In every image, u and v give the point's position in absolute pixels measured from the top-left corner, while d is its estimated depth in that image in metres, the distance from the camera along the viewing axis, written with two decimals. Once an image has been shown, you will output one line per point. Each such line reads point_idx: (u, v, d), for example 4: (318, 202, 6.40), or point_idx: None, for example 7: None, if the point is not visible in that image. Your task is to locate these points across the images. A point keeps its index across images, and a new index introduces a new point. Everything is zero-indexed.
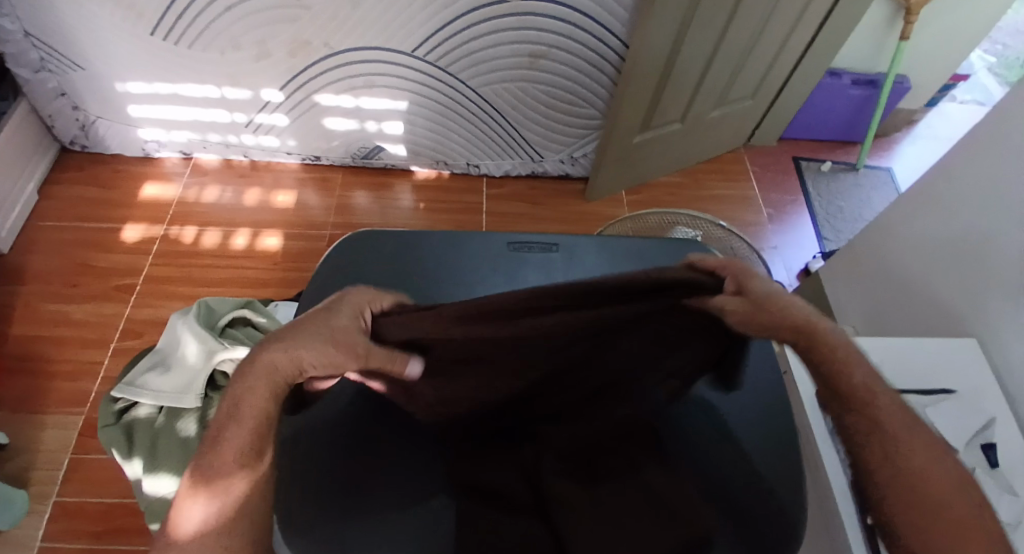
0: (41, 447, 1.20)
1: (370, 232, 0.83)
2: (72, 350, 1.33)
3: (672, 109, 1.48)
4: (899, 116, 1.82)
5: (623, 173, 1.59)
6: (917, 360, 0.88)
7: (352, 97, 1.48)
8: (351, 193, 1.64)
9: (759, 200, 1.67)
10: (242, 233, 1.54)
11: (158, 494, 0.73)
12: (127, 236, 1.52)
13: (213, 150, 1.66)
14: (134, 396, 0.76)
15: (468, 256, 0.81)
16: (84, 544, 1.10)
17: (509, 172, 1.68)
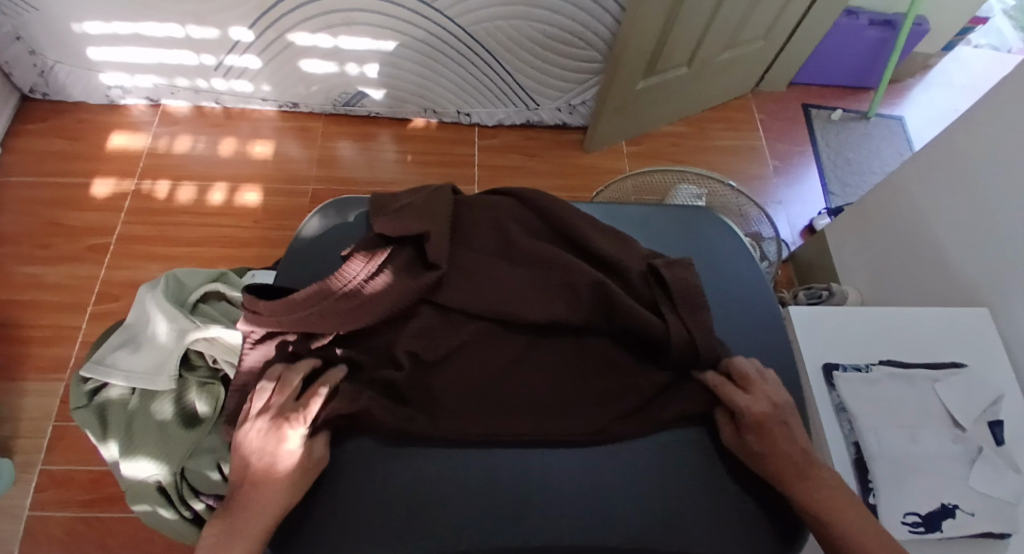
0: (23, 415, 1.17)
1: (351, 199, 0.83)
2: (47, 314, 1.27)
3: (677, 53, 1.38)
4: (914, 61, 1.72)
5: (624, 123, 1.50)
6: (926, 331, 0.84)
7: (330, 37, 1.36)
8: (334, 144, 1.55)
9: (765, 151, 1.60)
10: (219, 188, 1.45)
11: (138, 477, 0.69)
12: (97, 192, 1.43)
13: (182, 97, 1.54)
14: (105, 376, 0.71)
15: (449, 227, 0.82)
16: (75, 511, 1.09)
17: (502, 121, 1.58)
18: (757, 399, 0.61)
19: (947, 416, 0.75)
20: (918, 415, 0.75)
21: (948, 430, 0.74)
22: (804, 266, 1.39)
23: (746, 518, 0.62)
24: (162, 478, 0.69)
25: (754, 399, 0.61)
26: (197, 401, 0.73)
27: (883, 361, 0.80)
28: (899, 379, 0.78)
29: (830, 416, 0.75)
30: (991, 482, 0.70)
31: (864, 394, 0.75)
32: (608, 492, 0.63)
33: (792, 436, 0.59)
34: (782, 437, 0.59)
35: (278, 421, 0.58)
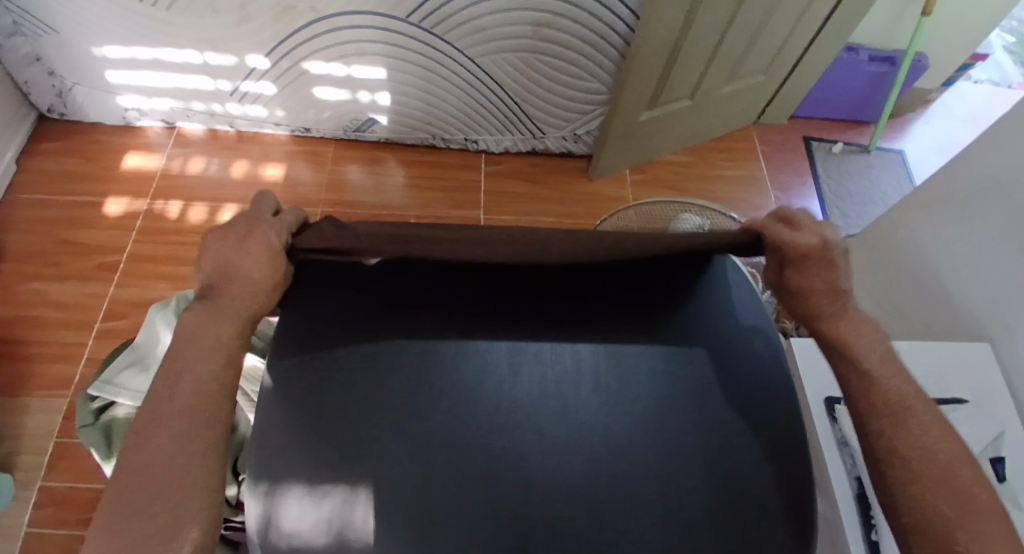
0: (26, 431, 1.17)
1: None
2: (55, 331, 1.29)
3: (681, 85, 1.41)
4: (914, 95, 1.75)
5: (628, 152, 1.53)
6: (929, 365, 0.85)
7: (343, 66, 1.40)
8: (343, 168, 1.58)
9: (767, 181, 1.62)
10: (229, 209, 1.48)
11: None
12: (109, 211, 1.46)
13: (197, 120, 1.58)
14: (114, 396, 0.72)
15: None
16: (73, 530, 1.09)
17: (509, 148, 1.61)
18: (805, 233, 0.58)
19: None
20: None
21: None
22: None
23: (755, 500, 0.57)
24: None
25: (799, 234, 0.58)
26: None
27: None
28: None
29: (833, 450, 0.75)
30: None
31: None
32: (605, 458, 0.58)
33: (835, 278, 0.58)
34: (825, 272, 0.58)
35: (258, 231, 0.56)
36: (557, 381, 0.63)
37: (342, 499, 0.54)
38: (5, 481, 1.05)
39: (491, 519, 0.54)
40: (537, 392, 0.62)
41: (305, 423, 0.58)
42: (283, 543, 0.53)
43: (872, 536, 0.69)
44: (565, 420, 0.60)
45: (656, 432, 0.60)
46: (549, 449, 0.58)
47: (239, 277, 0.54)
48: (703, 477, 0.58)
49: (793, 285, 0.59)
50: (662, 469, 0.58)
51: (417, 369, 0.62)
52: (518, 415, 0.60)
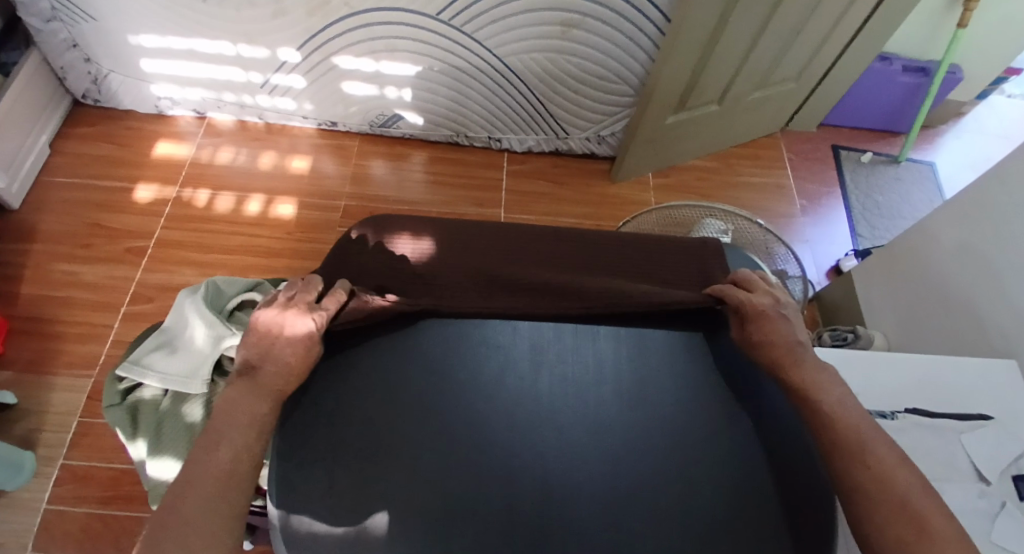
0: (52, 408, 1.20)
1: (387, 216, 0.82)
2: (83, 312, 1.32)
3: (708, 90, 1.40)
4: (947, 107, 1.72)
5: (652, 156, 1.52)
6: (955, 382, 0.83)
7: (372, 61, 1.41)
8: (367, 162, 1.59)
9: (792, 189, 1.60)
10: (255, 199, 1.50)
11: (163, 478, 0.71)
12: (139, 197, 1.49)
13: (226, 110, 1.60)
14: (140, 377, 0.73)
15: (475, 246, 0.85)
16: (93, 507, 1.11)
17: (532, 148, 1.61)
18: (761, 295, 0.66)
19: (973, 470, 0.73)
20: (943, 465, 0.74)
21: (973, 485, 0.72)
22: (830, 308, 1.37)
23: (766, 504, 0.58)
24: None
25: (756, 296, 0.66)
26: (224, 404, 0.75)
27: (909, 409, 0.79)
28: (925, 429, 0.76)
29: None
30: (1020, 539, 0.68)
31: None
32: (617, 461, 0.61)
33: (790, 330, 0.63)
34: (777, 327, 0.63)
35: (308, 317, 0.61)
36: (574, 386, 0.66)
37: (367, 487, 0.57)
38: (30, 457, 1.08)
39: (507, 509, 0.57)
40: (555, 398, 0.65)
41: (334, 418, 0.61)
42: (304, 531, 0.55)
43: None
44: (584, 423, 0.63)
45: (677, 434, 0.63)
46: (566, 451, 0.61)
47: (275, 357, 0.58)
48: (713, 481, 0.59)
49: (752, 337, 0.64)
50: (674, 473, 0.60)
51: (442, 370, 0.65)
52: (537, 417, 0.63)
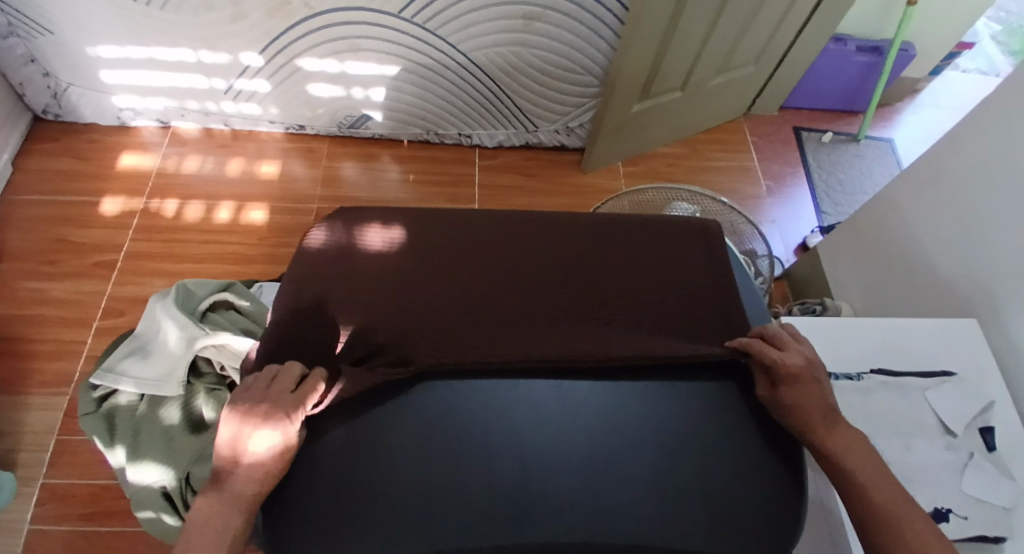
0: (27, 428, 1.18)
1: (356, 209, 0.79)
2: (54, 329, 1.29)
3: (671, 77, 1.43)
4: (903, 85, 1.77)
5: (621, 144, 1.55)
6: (917, 342, 0.86)
7: (336, 62, 1.41)
8: (338, 164, 1.59)
9: (758, 171, 1.64)
10: (225, 206, 1.49)
11: (144, 483, 0.70)
12: (106, 210, 1.46)
13: (191, 118, 1.58)
14: (114, 383, 0.73)
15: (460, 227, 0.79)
16: (75, 525, 1.09)
17: (502, 143, 1.62)
18: (793, 352, 0.63)
19: (938, 423, 0.76)
20: (910, 423, 0.75)
21: (940, 438, 0.74)
22: (799, 283, 1.41)
23: (747, 483, 0.59)
24: (167, 484, 0.70)
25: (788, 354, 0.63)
26: (203, 407, 0.74)
27: (874, 370, 0.82)
28: (891, 388, 0.78)
29: None
30: (984, 487, 0.70)
31: (855, 403, 0.76)
32: (606, 454, 0.60)
33: (824, 395, 0.61)
34: (811, 390, 0.61)
35: (276, 416, 0.56)
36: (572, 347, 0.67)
37: (352, 514, 0.56)
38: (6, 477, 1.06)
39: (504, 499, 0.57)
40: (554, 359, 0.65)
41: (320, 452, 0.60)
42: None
43: None
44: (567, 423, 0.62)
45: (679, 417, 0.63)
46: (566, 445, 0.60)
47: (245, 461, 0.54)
48: (701, 459, 0.60)
49: (785, 400, 0.61)
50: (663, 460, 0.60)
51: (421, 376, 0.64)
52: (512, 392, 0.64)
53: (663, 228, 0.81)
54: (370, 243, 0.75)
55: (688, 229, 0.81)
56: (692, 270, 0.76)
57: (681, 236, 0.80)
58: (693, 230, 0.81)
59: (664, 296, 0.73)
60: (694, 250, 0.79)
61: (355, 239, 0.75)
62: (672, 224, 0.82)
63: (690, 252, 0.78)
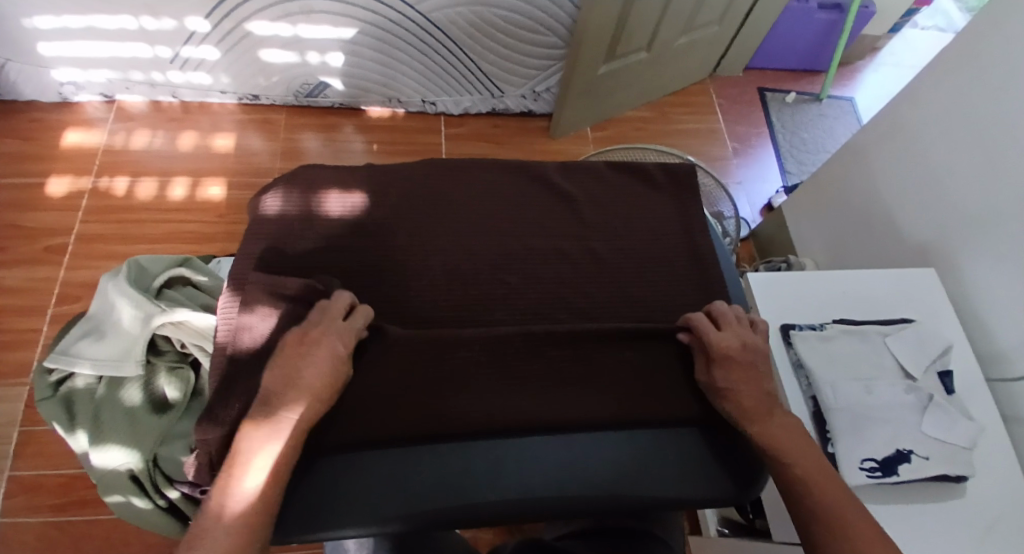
0: None
1: (303, 171, 0.69)
2: (4, 318, 1.23)
3: (637, 37, 1.41)
4: (863, 43, 1.79)
5: (588, 109, 1.53)
6: (878, 292, 0.89)
7: (290, 26, 1.35)
8: (298, 136, 1.53)
9: (724, 133, 1.64)
10: (180, 182, 1.42)
11: (109, 466, 0.68)
12: (52, 190, 1.39)
13: (138, 91, 1.50)
14: (69, 366, 0.70)
15: (427, 179, 0.71)
16: (43, 516, 1.06)
17: (468, 109, 1.59)
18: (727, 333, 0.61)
19: (899, 368, 0.78)
20: (871, 367, 0.77)
21: (901, 381, 0.76)
22: (764, 241, 1.43)
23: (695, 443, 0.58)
24: (134, 467, 0.68)
25: (722, 334, 0.61)
26: (167, 387, 0.71)
27: (837, 320, 0.84)
28: (852, 334, 0.80)
29: (789, 374, 0.79)
30: (944, 428, 0.73)
31: (819, 349, 0.78)
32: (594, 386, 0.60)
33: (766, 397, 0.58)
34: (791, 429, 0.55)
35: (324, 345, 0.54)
36: (562, 314, 0.65)
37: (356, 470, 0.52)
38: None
39: (504, 408, 0.57)
40: (549, 273, 0.67)
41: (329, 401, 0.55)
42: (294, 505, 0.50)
43: (827, 448, 0.73)
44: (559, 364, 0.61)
45: (664, 360, 0.63)
46: (545, 359, 0.60)
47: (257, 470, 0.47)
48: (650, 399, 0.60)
49: (718, 383, 0.59)
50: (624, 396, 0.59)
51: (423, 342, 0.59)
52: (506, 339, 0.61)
53: (647, 174, 0.75)
54: (330, 209, 0.66)
55: (677, 179, 0.76)
56: (677, 230, 0.72)
57: (666, 187, 0.75)
58: (680, 181, 0.76)
59: (646, 262, 0.69)
60: (681, 206, 0.74)
61: (313, 207, 0.66)
62: (658, 173, 0.76)
63: (677, 212, 0.74)
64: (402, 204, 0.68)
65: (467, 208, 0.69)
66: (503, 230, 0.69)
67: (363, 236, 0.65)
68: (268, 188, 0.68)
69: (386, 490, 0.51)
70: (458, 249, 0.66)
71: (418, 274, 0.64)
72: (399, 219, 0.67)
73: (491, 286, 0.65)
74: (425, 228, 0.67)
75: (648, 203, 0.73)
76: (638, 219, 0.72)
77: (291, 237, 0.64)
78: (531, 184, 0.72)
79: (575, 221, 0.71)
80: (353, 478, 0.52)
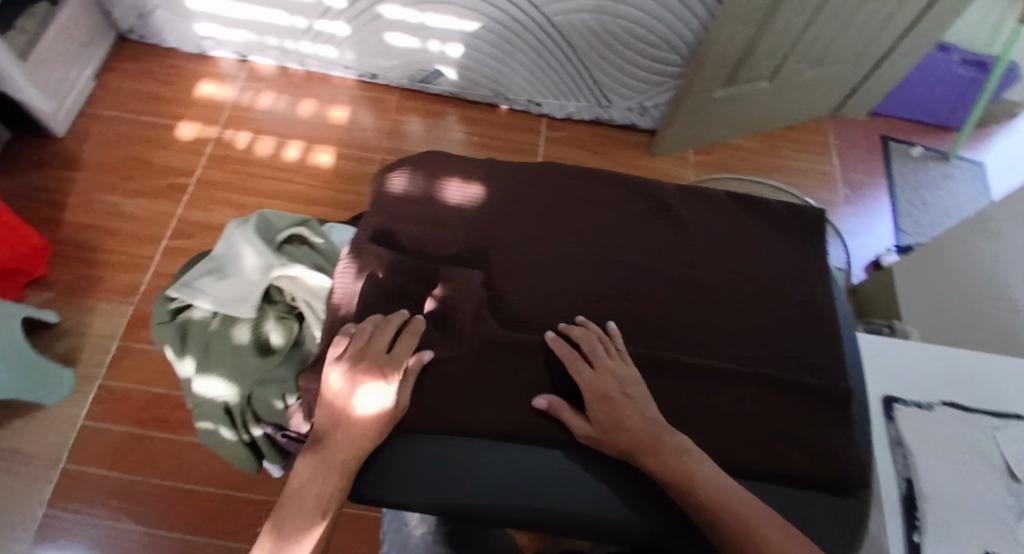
0: (93, 332, 1.25)
1: (431, 157, 0.73)
2: (124, 243, 1.36)
3: (761, 66, 1.37)
4: (1005, 106, 1.67)
5: (696, 132, 1.51)
6: (994, 377, 0.83)
7: (418, 13, 1.40)
8: (405, 118, 1.60)
9: (838, 178, 1.57)
10: (294, 145, 1.52)
11: (209, 395, 0.74)
12: (182, 134, 1.51)
13: (270, 55, 1.61)
14: (191, 297, 0.76)
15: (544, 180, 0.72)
16: (130, 427, 1.17)
17: (572, 115, 1.60)
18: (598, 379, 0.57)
19: (1005, 467, 0.71)
20: (973, 455, 0.72)
21: (1003, 481, 0.70)
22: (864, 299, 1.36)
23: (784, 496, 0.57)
24: (231, 400, 0.74)
25: (595, 377, 0.58)
26: (272, 333, 0.76)
27: (945, 402, 0.79)
28: (959, 419, 0.76)
29: (885, 449, 0.75)
30: None
31: (922, 430, 0.75)
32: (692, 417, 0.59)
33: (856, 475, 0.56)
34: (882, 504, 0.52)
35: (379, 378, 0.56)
36: (665, 334, 0.64)
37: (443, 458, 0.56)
38: (57, 371, 1.14)
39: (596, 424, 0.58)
40: (655, 290, 0.66)
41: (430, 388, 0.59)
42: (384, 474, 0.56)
43: (913, 536, 0.67)
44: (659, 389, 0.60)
45: (764, 400, 0.60)
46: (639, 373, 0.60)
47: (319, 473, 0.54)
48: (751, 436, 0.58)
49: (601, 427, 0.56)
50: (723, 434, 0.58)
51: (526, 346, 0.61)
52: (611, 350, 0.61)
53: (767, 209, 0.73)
54: (449, 196, 0.70)
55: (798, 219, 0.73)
56: (795, 266, 0.69)
57: (786, 225, 0.73)
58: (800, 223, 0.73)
59: (760, 294, 0.67)
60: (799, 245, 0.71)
61: (434, 191, 0.70)
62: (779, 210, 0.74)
63: (798, 251, 0.70)
64: (516, 201, 0.70)
65: (584, 213, 0.70)
66: (614, 241, 0.69)
67: (476, 224, 0.68)
68: (396, 167, 0.72)
69: (466, 482, 0.55)
70: (565, 252, 0.67)
71: (523, 269, 0.66)
72: (512, 212, 0.69)
73: (594, 294, 0.65)
74: (536, 227, 0.69)
75: (766, 235, 0.71)
76: (753, 251, 0.70)
77: (411, 217, 0.68)
78: (646, 202, 0.72)
79: (689, 245, 0.69)
80: (440, 461, 0.56)
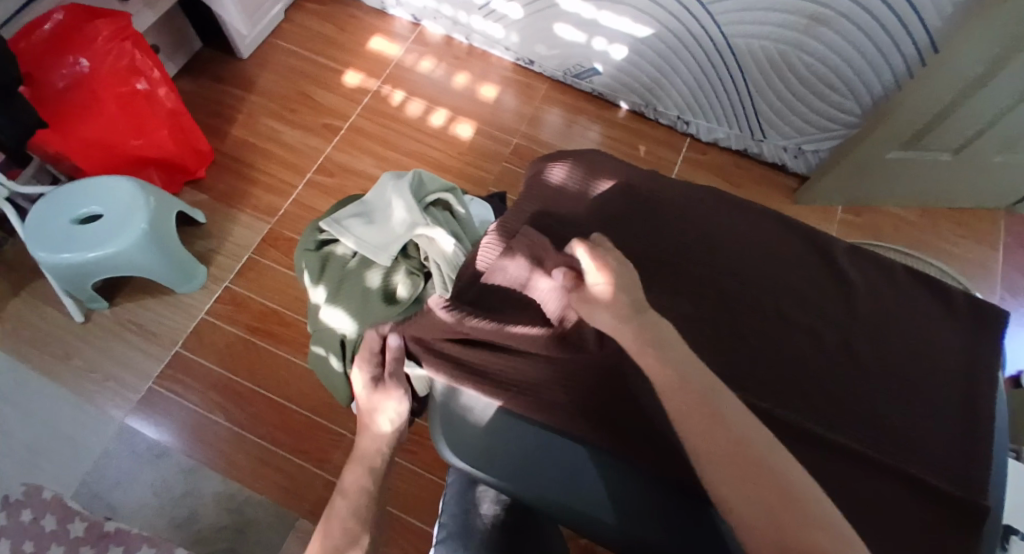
0: (230, 238, 1.38)
1: (593, 156, 0.76)
2: (274, 166, 1.48)
3: (948, 137, 1.24)
4: None
5: (849, 186, 1.41)
6: None
7: (593, 9, 1.38)
8: (549, 108, 1.61)
9: (997, 276, 1.41)
10: (441, 112, 1.58)
11: (331, 324, 0.80)
12: (345, 80, 1.62)
13: (440, 23, 1.67)
14: (338, 234, 0.82)
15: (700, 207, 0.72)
16: (240, 331, 1.28)
17: (718, 140, 1.54)
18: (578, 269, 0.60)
19: None
20: None
21: None
22: None
23: None
24: (347, 335, 0.79)
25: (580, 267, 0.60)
26: (399, 285, 0.80)
27: None
28: None
29: None
30: None
31: None
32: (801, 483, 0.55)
33: None
34: None
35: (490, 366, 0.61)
36: (796, 392, 0.60)
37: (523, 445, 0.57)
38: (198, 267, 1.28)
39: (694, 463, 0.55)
40: (793, 343, 0.63)
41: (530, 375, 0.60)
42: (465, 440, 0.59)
43: None
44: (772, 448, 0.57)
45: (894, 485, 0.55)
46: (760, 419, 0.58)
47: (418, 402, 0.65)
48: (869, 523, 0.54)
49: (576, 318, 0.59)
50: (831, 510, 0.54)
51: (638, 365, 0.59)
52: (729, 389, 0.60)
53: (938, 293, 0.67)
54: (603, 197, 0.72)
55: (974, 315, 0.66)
56: (953, 359, 0.63)
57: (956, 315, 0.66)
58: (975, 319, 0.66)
59: (906, 378, 0.62)
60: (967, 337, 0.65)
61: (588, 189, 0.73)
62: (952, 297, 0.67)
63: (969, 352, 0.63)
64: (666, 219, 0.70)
65: (732, 248, 0.68)
66: (759, 284, 0.66)
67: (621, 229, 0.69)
68: (556, 156, 0.76)
69: (538, 475, 0.56)
70: (707, 279, 0.66)
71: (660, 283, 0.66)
72: (660, 228, 0.69)
73: (728, 329, 0.63)
74: (682, 249, 0.68)
75: (929, 320, 0.65)
76: (910, 332, 0.64)
77: (560, 207, 0.72)
78: (801, 253, 0.68)
79: (841, 307, 0.65)
80: (521, 446, 0.57)
